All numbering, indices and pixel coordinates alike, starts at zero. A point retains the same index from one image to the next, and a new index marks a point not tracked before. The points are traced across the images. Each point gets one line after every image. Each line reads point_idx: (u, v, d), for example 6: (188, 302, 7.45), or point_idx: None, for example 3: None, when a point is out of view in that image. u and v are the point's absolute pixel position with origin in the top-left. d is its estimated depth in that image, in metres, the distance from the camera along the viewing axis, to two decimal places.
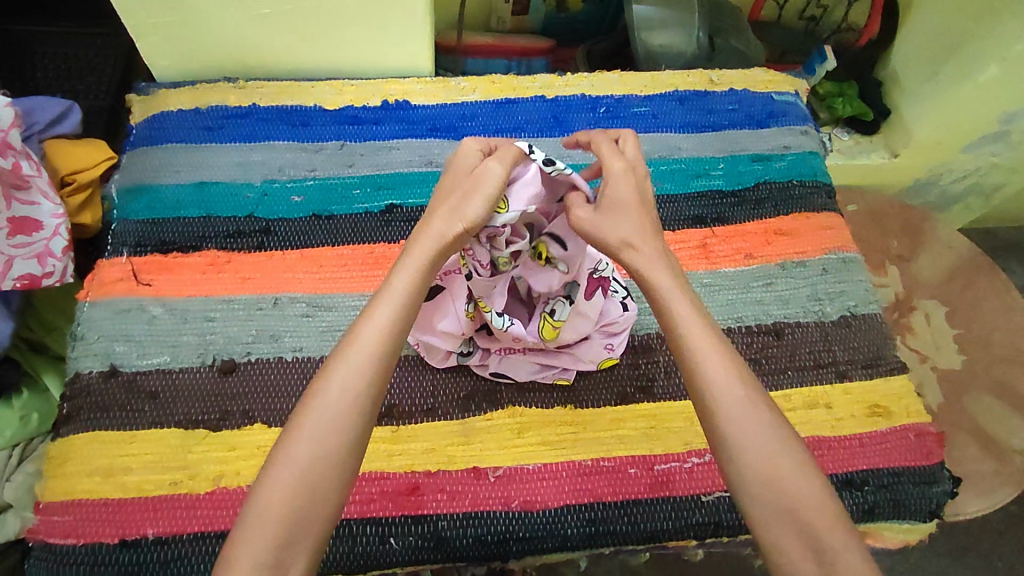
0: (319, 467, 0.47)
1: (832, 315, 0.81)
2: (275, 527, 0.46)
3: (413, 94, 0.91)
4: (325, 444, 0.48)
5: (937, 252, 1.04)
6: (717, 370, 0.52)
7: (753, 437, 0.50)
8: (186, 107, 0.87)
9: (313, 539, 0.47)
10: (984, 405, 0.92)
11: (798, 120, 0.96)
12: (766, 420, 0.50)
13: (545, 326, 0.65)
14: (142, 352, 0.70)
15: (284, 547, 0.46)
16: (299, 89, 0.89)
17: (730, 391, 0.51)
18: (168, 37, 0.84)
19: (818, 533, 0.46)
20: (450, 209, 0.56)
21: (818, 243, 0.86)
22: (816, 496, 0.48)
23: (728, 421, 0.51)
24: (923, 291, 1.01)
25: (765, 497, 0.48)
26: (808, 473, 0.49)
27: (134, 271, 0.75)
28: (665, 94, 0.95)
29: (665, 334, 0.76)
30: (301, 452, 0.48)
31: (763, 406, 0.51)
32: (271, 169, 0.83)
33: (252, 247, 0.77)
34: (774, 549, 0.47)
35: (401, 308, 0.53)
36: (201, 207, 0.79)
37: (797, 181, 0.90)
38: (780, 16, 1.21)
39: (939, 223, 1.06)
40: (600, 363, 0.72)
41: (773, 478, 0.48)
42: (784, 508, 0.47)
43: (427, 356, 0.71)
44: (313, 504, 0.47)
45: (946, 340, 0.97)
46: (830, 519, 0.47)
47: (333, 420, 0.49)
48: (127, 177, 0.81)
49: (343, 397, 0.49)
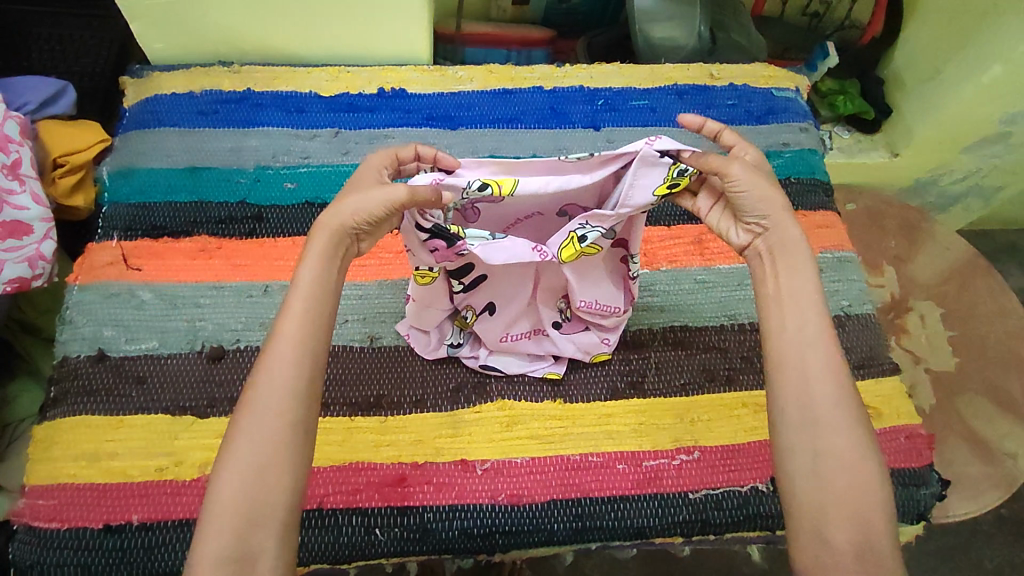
0: (273, 454, 0.49)
1: (826, 315, 0.81)
2: (231, 516, 0.47)
3: (410, 82, 0.90)
4: (269, 433, 0.49)
5: (934, 253, 1.04)
6: (816, 362, 0.54)
7: (833, 426, 0.52)
8: (179, 91, 0.86)
9: (276, 527, 0.48)
10: (976, 407, 0.92)
11: (798, 117, 0.95)
12: (850, 417, 0.52)
13: (567, 247, 0.58)
14: (131, 337, 0.70)
15: (244, 538, 0.47)
16: (294, 75, 0.88)
17: (821, 384, 0.53)
18: (162, 19, 0.83)
19: (868, 528, 0.49)
20: (351, 209, 0.55)
21: (814, 241, 0.85)
22: (876, 494, 0.51)
23: (810, 408, 0.53)
24: (919, 292, 1.01)
25: (829, 483, 0.51)
26: (875, 473, 0.51)
27: (124, 256, 0.74)
28: (665, 88, 0.95)
29: (657, 330, 0.76)
30: (246, 442, 0.49)
31: (851, 404, 0.53)
32: (265, 155, 0.82)
33: (243, 233, 0.76)
34: (825, 542, 0.50)
35: (314, 297, 0.53)
36: (192, 192, 0.79)
37: (794, 179, 0.89)
38: (783, 12, 1.21)
39: (936, 224, 1.05)
40: (594, 356, 0.72)
41: (843, 468, 0.51)
42: (844, 498, 0.50)
43: (417, 346, 0.71)
44: (267, 490, 0.48)
45: (940, 341, 0.97)
46: (881, 517, 0.50)
47: (275, 410, 0.50)
48: (118, 160, 0.81)
49: (285, 392, 0.50)
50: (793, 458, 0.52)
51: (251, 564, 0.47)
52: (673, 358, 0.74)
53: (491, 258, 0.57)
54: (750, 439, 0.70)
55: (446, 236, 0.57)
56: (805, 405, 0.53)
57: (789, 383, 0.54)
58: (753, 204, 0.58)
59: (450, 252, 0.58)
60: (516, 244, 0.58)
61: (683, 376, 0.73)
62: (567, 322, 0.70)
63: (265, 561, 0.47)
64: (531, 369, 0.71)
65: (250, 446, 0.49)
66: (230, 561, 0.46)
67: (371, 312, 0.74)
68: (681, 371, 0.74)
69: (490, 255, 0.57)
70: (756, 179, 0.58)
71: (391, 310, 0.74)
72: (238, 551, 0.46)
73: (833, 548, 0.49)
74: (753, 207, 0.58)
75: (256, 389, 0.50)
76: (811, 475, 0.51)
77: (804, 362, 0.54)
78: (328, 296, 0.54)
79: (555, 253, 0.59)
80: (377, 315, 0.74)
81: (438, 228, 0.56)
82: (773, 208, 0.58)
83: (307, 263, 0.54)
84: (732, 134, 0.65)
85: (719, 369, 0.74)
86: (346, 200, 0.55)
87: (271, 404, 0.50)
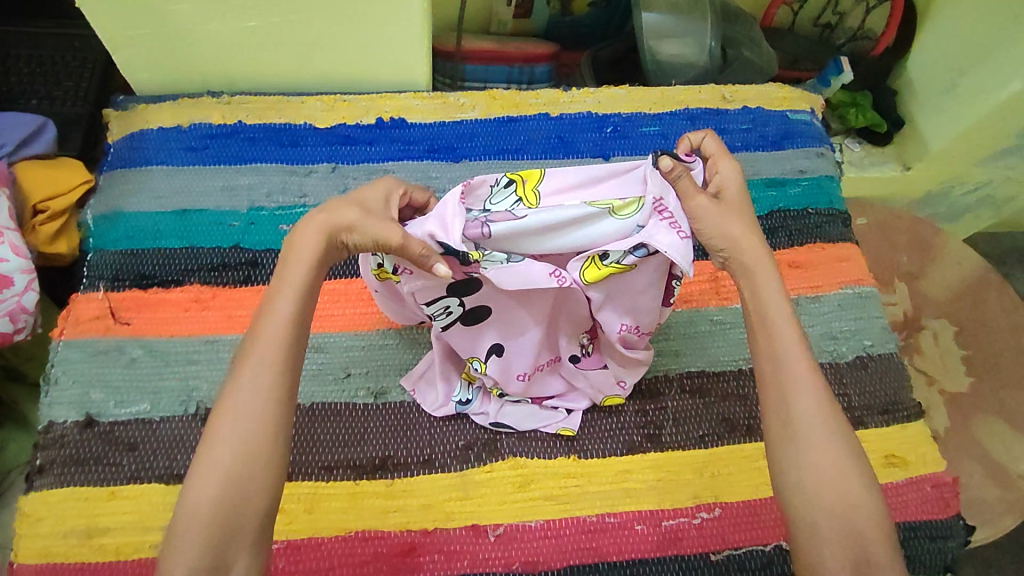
0: (256, 467, 0.47)
1: (847, 356, 0.77)
2: (203, 530, 0.45)
3: (409, 110, 0.86)
4: (247, 442, 0.48)
5: (946, 268, 1.03)
6: (794, 373, 0.53)
7: (815, 441, 0.51)
8: (166, 125, 0.81)
9: (254, 535, 0.47)
10: (991, 430, 0.90)
11: (814, 142, 0.92)
12: (832, 428, 0.52)
13: (589, 267, 0.56)
14: (120, 399, 0.66)
15: (224, 547, 0.46)
16: (287, 105, 0.84)
17: (802, 397, 0.52)
18: (149, 49, 0.78)
19: (859, 542, 0.49)
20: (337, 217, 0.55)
21: (835, 276, 0.82)
22: (868, 505, 0.50)
23: (790, 421, 0.52)
24: (931, 310, 1.01)
25: (812, 495, 0.50)
26: (861, 482, 0.50)
27: (112, 309, 0.70)
28: (675, 112, 0.91)
29: (673, 377, 0.73)
30: (224, 453, 0.47)
31: (831, 413, 0.52)
32: (258, 194, 0.78)
33: (238, 281, 0.72)
34: (814, 552, 0.49)
35: (299, 299, 0.53)
36: (182, 236, 0.74)
37: (812, 209, 0.86)
38: (794, 22, 1.21)
39: (948, 237, 1.04)
40: (605, 399, 0.69)
41: (828, 482, 0.50)
42: (832, 511, 0.49)
43: (424, 403, 0.68)
44: (245, 499, 0.47)
45: (954, 360, 0.96)
46: (873, 529, 0.49)
47: (254, 418, 0.48)
48: (102, 202, 0.76)
49: (263, 394, 0.49)
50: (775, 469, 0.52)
51: (224, 574, 0.45)
52: (691, 407, 0.72)
53: (506, 282, 0.55)
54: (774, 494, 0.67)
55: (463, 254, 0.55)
56: (785, 418, 0.52)
57: (772, 393, 0.54)
58: (715, 236, 0.59)
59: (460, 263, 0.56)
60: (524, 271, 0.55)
61: (702, 427, 0.71)
62: (584, 356, 0.67)
63: (242, 569, 0.46)
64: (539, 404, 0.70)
65: (228, 457, 0.47)
66: (205, 573, 0.45)
67: (374, 365, 0.70)
68: (700, 422, 0.71)
69: (502, 280, 0.55)
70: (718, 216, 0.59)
71: (396, 362, 0.71)
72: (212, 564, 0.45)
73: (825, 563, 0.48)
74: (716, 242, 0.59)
75: (233, 396, 0.49)
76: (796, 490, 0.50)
77: (785, 374, 0.53)
78: (314, 295, 0.54)
79: (576, 277, 0.57)
80: (381, 368, 0.70)
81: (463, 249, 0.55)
82: (735, 234, 0.58)
83: (296, 262, 0.53)
84: (712, 142, 0.64)
85: (738, 419, 0.72)
86: (329, 210, 0.55)
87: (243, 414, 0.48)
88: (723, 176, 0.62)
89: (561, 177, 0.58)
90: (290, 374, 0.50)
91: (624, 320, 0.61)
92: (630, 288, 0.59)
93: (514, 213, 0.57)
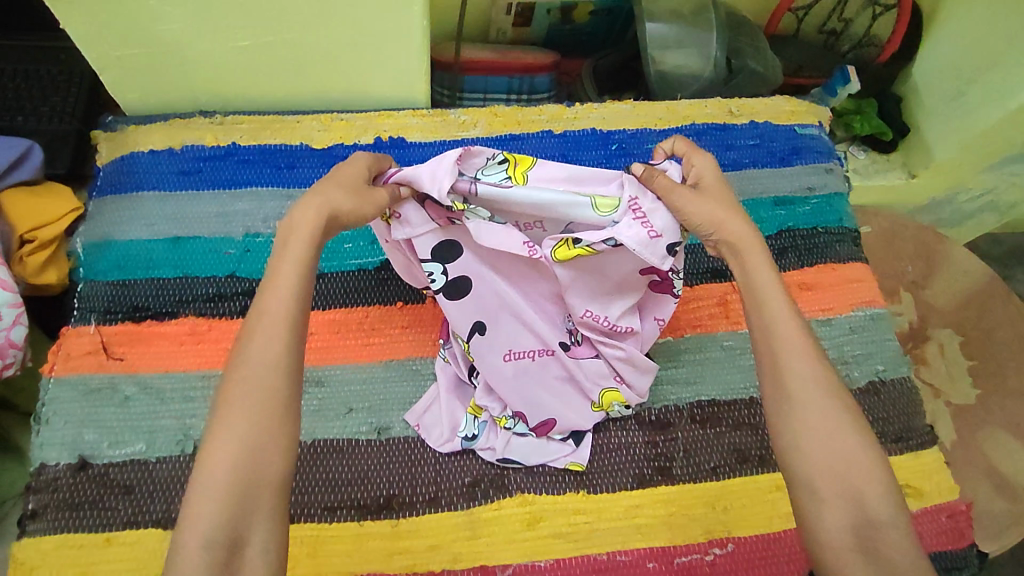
0: (265, 436, 0.47)
1: (860, 382, 0.76)
2: (220, 499, 0.45)
3: (409, 129, 0.83)
4: (260, 414, 0.47)
5: (952, 277, 1.02)
6: (789, 344, 0.55)
7: (813, 405, 0.52)
8: (157, 147, 0.78)
9: (271, 507, 0.47)
10: (997, 441, 0.89)
11: (823, 157, 0.90)
12: (829, 393, 0.53)
13: (559, 246, 0.59)
14: (114, 440, 0.64)
15: (238, 521, 0.45)
16: (283, 125, 0.81)
17: (797, 363, 0.54)
18: (138, 70, 0.75)
19: (861, 506, 0.49)
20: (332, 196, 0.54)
21: (846, 298, 0.80)
22: (870, 470, 0.50)
23: (785, 390, 0.54)
24: (936, 319, 1.00)
25: (814, 459, 0.51)
26: (861, 445, 0.51)
27: (104, 344, 0.68)
28: (681, 129, 0.88)
29: (683, 406, 0.72)
30: (238, 424, 0.47)
31: (827, 380, 0.54)
32: (254, 220, 0.75)
33: (235, 311, 0.70)
34: (818, 516, 0.50)
35: (301, 275, 0.52)
36: (176, 265, 0.72)
37: (821, 228, 0.84)
38: (799, 29, 1.19)
39: (953, 245, 1.03)
40: (604, 395, 0.67)
41: (830, 446, 0.51)
42: (834, 476, 0.50)
43: (429, 439, 0.67)
44: (260, 470, 0.46)
45: (960, 371, 0.95)
46: (879, 494, 0.50)
47: (265, 392, 0.48)
48: (93, 230, 0.73)
49: (272, 370, 0.49)
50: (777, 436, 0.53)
51: (241, 547, 0.45)
52: (702, 437, 0.70)
53: (484, 237, 0.59)
54: (785, 527, 0.66)
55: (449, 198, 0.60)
56: (783, 387, 0.54)
57: (767, 366, 0.55)
58: (700, 220, 0.59)
59: (442, 209, 0.60)
60: (502, 238, 0.60)
61: (713, 458, 0.69)
62: (576, 345, 0.68)
63: (257, 540, 0.45)
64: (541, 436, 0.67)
65: (243, 427, 0.47)
66: (222, 546, 0.44)
67: (377, 399, 0.68)
68: (711, 453, 0.69)
69: (480, 233, 0.59)
70: (702, 202, 0.59)
71: (400, 396, 0.69)
72: (228, 536, 0.44)
73: (826, 527, 0.49)
74: (703, 225, 0.59)
75: (241, 370, 0.48)
76: (796, 456, 0.52)
77: (779, 345, 0.55)
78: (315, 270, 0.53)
79: (548, 255, 0.60)
80: (384, 403, 0.68)
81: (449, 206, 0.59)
82: (720, 216, 0.59)
83: (294, 238, 0.52)
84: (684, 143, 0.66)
85: (750, 449, 0.70)
86: (324, 190, 0.54)
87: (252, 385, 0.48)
88: (706, 169, 0.63)
89: (556, 170, 0.62)
90: (295, 349, 0.50)
91: (597, 304, 0.64)
92: (601, 268, 0.62)
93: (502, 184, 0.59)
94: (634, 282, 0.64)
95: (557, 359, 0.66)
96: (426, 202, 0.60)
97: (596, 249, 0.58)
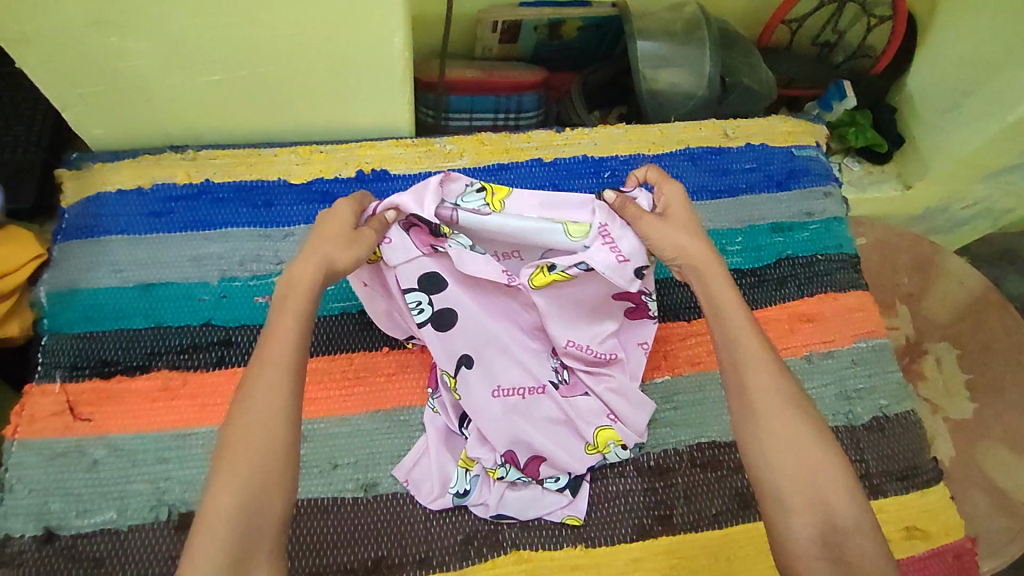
0: (266, 476, 0.47)
1: (863, 418, 0.73)
2: (222, 543, 0.45)
3: (392, 160, 0.80)
4: (262, 458, 0.48)
5: (947, 289, 0.98)
6: (751, 356, 0.55)
7: (778, 416, 0.53)
8: (125, 187, 0.74)
9: (272, 552, 0.47)
10: (996, 459, 0.87)
11: (821, 180, 0.87)
12: (792, 404, 0.54)
13: (536, 274, 0.61)
14: (82, 509, 0.60)
15: (239, 562, 0.45)
16: (259, 159, 0.77)
17: (759, 374, 0.54)
18: (101, 107, 0.71)
19: (828, 512, 0.50)
20: (328, 248, 0.55)
21: (848, 329, 0.77)
22: (835, 475, 0.51)
23: (748, 401, 0.54)
24: (933, 333, 0.97)
25: (781, 469, 0.51)
26: (825, 454, 0.52)
27: (71, 404, 0.64)
28: (675, 153, 0.85)
29: (682, 449, 0.69)
30: (238, 468, 0.47)
31: (790, 390, 0.54)
32: (230, 263, 0.71)
33: (211, 363, 0.66)
34: (786, 525, 0.50)
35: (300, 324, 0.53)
36: (147, 314, 0.68)
37: (821, 255, 0.82)
38: (792, 40, 1.16)
39: (949, 255, 0.99)
40: (599, 434, 0.65)
41: (796, 456, 0.52)
42: (801, 484, 0.51)
43: (419, 494, 0.63)
44: (262, 515, 0.47)
45: (957, 386, 0.93)
46: (845, 498, 0.51)
47: (263, 436, 0.48)
48: (58, 278, 0.69)
49: (272, 415, 0.49)
50: (745, 447, 0.54)
51: None
52: (703, 483, 0.67)
53: (467, 265, 0.61)
54: None
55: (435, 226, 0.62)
56: (747, 398, 0.54)
57: (731, 377, 0.56)
58: (666, 246, 0.60)
59: (426, 237, 0.62)
60: (483, 265, 0.61)
61: (715, 504, 0.67)
62: (561, 385, 0.67)
63: None
64: (533, 480, 0.64)
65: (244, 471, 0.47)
66: None
67: (364, 453, 0.65)
68: (713, 499, 0.67)
69: (464, 260, 0.60)
70: (665, 227, 0.60)
71: (388, 449, 0.66)
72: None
73: (794, 534, 0.50)
74: (667, 251, 0.60)
75: (242, 414, 0.49)
76: (768, 467, 0.52)
77: (740, 356, 0.55)
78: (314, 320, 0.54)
79: (526, 282, 0.62)
80: (372, 457, 0.65)
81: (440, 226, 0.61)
82: (680, 238, 0.60)
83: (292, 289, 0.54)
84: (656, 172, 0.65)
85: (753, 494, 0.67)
86: (319, 245, 0.55)
87: (249, 424, 0.49)
88: (673, 199, 0.63)
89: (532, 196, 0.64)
90: (296, 395, 0.51)
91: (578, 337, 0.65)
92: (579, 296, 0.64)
93: (481, 211, 0.61)
94: (605, 313, 0.66)
95: (549, 396, 0.66)
96: (412, 229, 0.61)
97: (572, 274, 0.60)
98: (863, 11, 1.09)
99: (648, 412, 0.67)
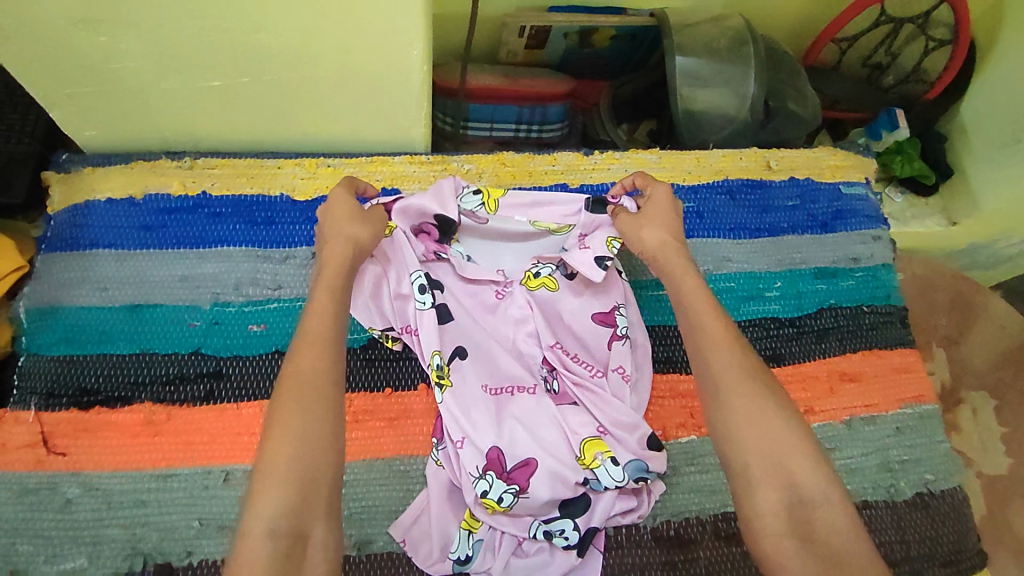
0: (325, 428, 0.46)
1: (906, 493, 0.67)
2: (289, 485, 0.43)
3: (405, 178, 0.74)
4: (313, 407, 0.46)
5: (989, 332, 0.90)
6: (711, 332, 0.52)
7: (739, 388, 0.50)
8: (116, 195, 0.69)
9: (328, 505, 0.44)
10: None
11: (870, 222, 0.80)
12: (756, 378, 0.50)
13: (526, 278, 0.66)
14: (51, 555, 0.55)
15: (303, 513, 0.43)
16: (262, 172, 0.71)
17: (716, 349, 0.51)
18: (93, 109, 0.65)
19: (795, 485, 0.46)
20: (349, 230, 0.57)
21: (893, 393, 0.71)
22: (798, 444, 0.47)
23: (710, 378, 0.51)
24: (971, 380, 0.89)
25: (744, 445, 0.48)
26: (791, 426, 0.48)
27: (45, 436, 0.59)
28: (713, 185, 0.79)
29: (706, 520, 0.63)
30: (290, 414, 0.45)
31: (751, 364, 0.51)
32: (223, 285, 0.66)
33: (198, 398, 0.61)
34: (751, 502, 0.47)
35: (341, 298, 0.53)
36: (131, 338, 0.63)
37: (867, 307, 0.75)
38: (841, 61, 1.05)
39: (993, 295, 0.91)
40: (589, 445, 0.59)
41: (761, 431, 0.48)
42: (763, 456, 0.47)
43: (417, 556, 0.58)
44: (321, 462, 0.44)
45: (993, 440, 0.85)
46: (811, 470, 0.47)
47: (318, 388, 0.47)
48: (39, 293, 0.64)
49: (325, 372, 0.48)
50: (712, 426, 0.50)
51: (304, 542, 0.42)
52: (727, 560, 0.62)
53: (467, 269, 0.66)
54: None
55: (447, 230, 0.66)
56: (707, 376, 0.51)
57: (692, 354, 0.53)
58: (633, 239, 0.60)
59: (431, 244, 0.66)
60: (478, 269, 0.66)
61: None
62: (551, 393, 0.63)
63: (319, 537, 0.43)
64: (520, 492, 0.58)
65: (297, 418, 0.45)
66: (286, 538, 0.42)
67: (360, 507, 0.60)
68: None
69: (465, 267, 0.66)
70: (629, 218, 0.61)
71: (386, 504, 0.60)
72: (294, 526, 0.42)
73: (759, 510, 0.46)
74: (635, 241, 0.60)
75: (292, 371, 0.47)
76: (731, 446, 0.49)
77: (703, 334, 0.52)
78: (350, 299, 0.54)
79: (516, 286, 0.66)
80: (368, 512, 0.60)
81: (454, 225, 0.65)
82: (643, 223, 0.60)
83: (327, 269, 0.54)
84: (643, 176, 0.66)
85: None
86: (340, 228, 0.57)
87: (302, 379, 0.47)
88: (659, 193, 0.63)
89: (522, 196, 0.66)
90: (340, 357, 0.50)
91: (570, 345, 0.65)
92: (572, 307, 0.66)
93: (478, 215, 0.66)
94: (591, 329, 0.65)
95: (540, 399, 0.62)
96: (420, 235, 0.66)
97: (557, 279, 0.66)
98: (920, 31, 0.96)
99: (642, 435, 0.61)
